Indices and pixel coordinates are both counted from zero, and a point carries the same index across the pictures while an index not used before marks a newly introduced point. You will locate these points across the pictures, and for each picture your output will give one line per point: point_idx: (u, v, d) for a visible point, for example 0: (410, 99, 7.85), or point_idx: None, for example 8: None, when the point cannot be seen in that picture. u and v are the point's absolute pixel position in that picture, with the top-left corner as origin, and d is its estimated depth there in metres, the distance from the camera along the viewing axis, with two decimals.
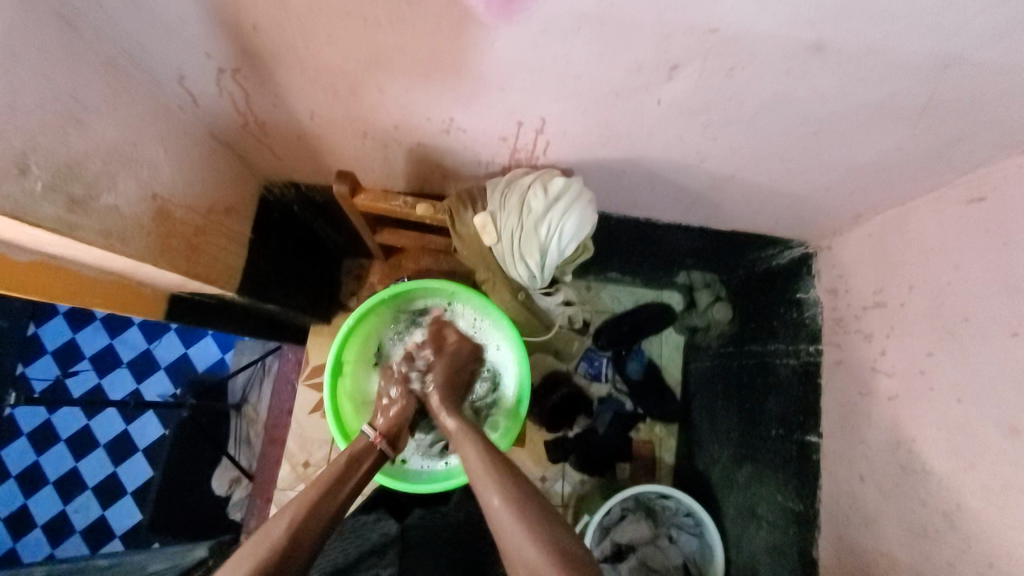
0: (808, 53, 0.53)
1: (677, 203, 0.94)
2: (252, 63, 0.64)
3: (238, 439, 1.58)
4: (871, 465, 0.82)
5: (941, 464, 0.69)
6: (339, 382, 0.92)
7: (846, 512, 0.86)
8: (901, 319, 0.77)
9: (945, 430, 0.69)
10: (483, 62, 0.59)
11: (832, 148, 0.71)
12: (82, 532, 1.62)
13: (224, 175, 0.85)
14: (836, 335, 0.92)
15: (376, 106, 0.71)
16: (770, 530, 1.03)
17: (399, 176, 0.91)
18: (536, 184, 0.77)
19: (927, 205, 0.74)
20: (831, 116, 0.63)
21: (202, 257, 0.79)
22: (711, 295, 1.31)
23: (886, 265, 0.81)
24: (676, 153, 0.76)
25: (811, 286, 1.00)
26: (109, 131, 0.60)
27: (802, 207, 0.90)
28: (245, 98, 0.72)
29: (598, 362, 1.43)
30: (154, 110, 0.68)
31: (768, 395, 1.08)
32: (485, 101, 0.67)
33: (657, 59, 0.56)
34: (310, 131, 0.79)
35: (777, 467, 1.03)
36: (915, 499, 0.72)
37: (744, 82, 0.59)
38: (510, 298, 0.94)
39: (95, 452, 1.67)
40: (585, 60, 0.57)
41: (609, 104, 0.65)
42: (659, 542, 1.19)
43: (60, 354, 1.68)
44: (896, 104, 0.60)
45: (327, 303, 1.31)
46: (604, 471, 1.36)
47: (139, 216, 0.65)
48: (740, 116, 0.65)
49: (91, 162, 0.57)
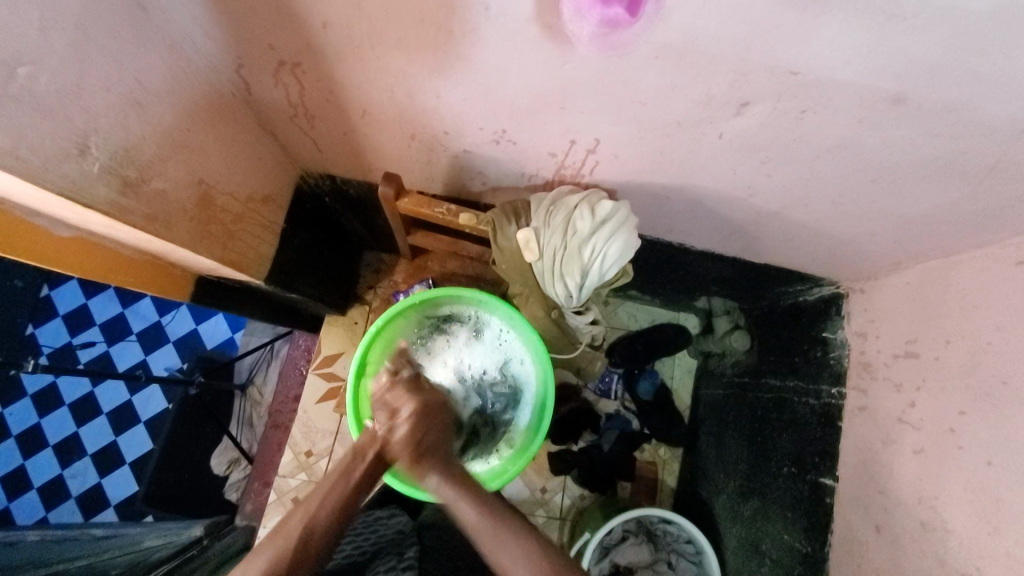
0: (884, 104, 0.53)
1: (714, 232, 0.93)
2: (313, 57, 0.63)
3: (242, 421, 1.58)
4: (888, 516, 0.81)
5: (965, 525, 0.68)
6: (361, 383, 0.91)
7: (857, 559, 0.85)
8: (934, 373, 0.76)
9: (971, 491, 0.68)
10: (550, 80, 0.58)
11: (885, 196, 0.70)
12: (77, 498, 1.61)
13: (266, 163, 0.84)
14: (862, 380, 0.92)
15: (430, 110, 0.70)
16: (774, 567, 1.02)
17: (438, 179, 0.90)
18: (584, 205, 0.76)
19: (973, 260, 0.73)
20: (892, 166, 0.63)
21: (238, 244, 0.78)
22: (730, 323, 1.31)
23: (923, 316, 0.80)
24: (726, 186, 0.75)
25: (839, 327, 0.99)
26: (165, 116, 0.59)
27: (842, 249, 0.89)
28: (298, 91, 0.71)
29: (609, 379, 1.41)
30: (208, 95, 0.68)
31: (782, 432, 1.06)
32: (543, 118, 0.66)
33: (727, 95, 0.56)
34: (358, 129, 0.78)
35: (787, 506, 1.01)
36: (934, 559, 0.71)
37: (814, 124, 0.58)
38: (544, 315, 0.94)
39: (97, 420, 1.67)
40: (656, 88, 0.57)
41: (669, 132, 0.64)
42: (658, 567, 1.17)
43: (72, 318, 1.69)
44: (963, 162, 0.59)
45: (345, 296, 1.31)
46: (605, 489, 1.35)
47: (183, 201, 0.64)
48: (799, 156, 0.64)
49: (146, 146, 0.57)
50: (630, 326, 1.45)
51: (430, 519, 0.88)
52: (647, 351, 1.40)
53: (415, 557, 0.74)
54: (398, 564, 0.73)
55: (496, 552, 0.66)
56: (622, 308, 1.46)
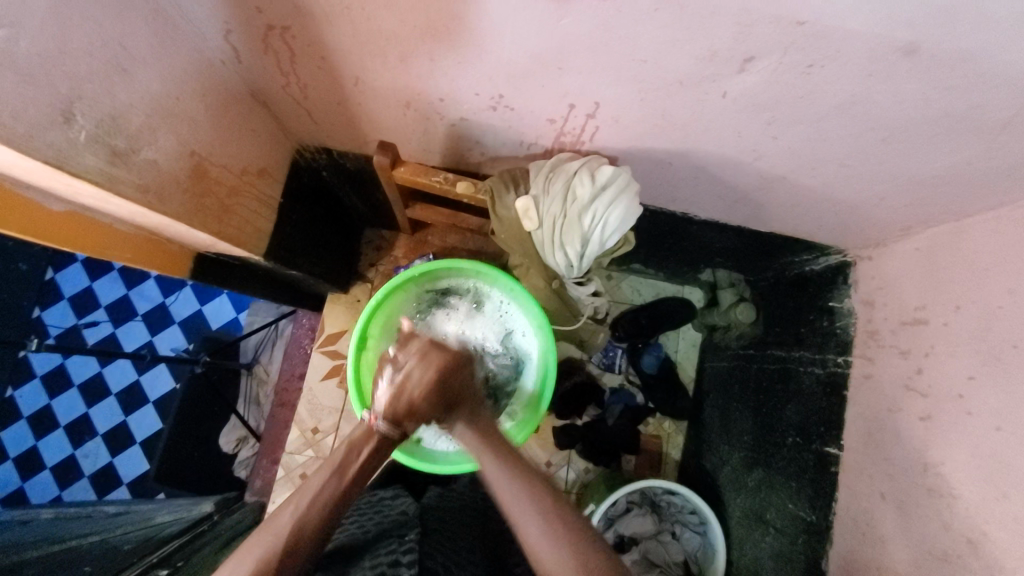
0: (897, 56, 0.50)
1: (719, 200, 0.91)
2: (302, 20, 0.61)
3: (248, 400, 1.60)
4: (893, 483, 0.81)
5: (972, 490, 0.67)
6: (362, 355, 0.90)
7: (860, 527, 0.86)
8: (942, 339, 0.75)
9: (979, 456, 0.67)
10: (548, 39, 0.56)
11: (895, 157, 0.68)
12: (89, 477, 1.64)
13: (260, 136, 0.83)
14: (868, 348, 0.91)
15: (424, 75, 0.68)
16: (777, 535, 1.03)
17: (436, 151, 0.88)
18: (583, 170, 0.74)
19: (985, 223, 0.71)
20: (903, 125, 0.61)
21: (234, 219, 0.77)
22: (735, 295, 1.27)
23: (932, 281, 0.79)
24: (729, 150, 0.73)
25: (846, 295, 0.97)
26: (152, 83, 0.58)
27: (850, 215, 0.87)
28: (289, 59, 0.69)
29: (612, 353, 1.41)
30: (197, 63, 0.66)
31: (788, 403, 1.06)
32: (541, 80, 0.64)
33: (732, 50, 0.54)
34: (352, 97, 0.77)
35: (791, 475, 1.02)
36: (938, 524, 0.71)
37: (822, 81, 0.56)
38: (544, 286, 0.93)
39: (107, 400, 1.70)
40: (657, 44, 0.54)
41: (671, 92, 0.62)
42: (662, 537, 1.18)
43: (77, 301, 1.70)
44: (979, 116, 0.56)
45: (346, 273, 1.30)
46: (610, 462, 1.35)
47: (176, 173, 0.63)
48: (806, 115, 0.62)
49: (133, 114, 0.56)
50: (634, 300, 1.44)
51: (435, 500, 0.88)
52: (651, 326, 1.38)
53: (416, 540, 0.71)
54: (399, 547, 0.70)
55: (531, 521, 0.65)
56: (626, 282, 1.45)
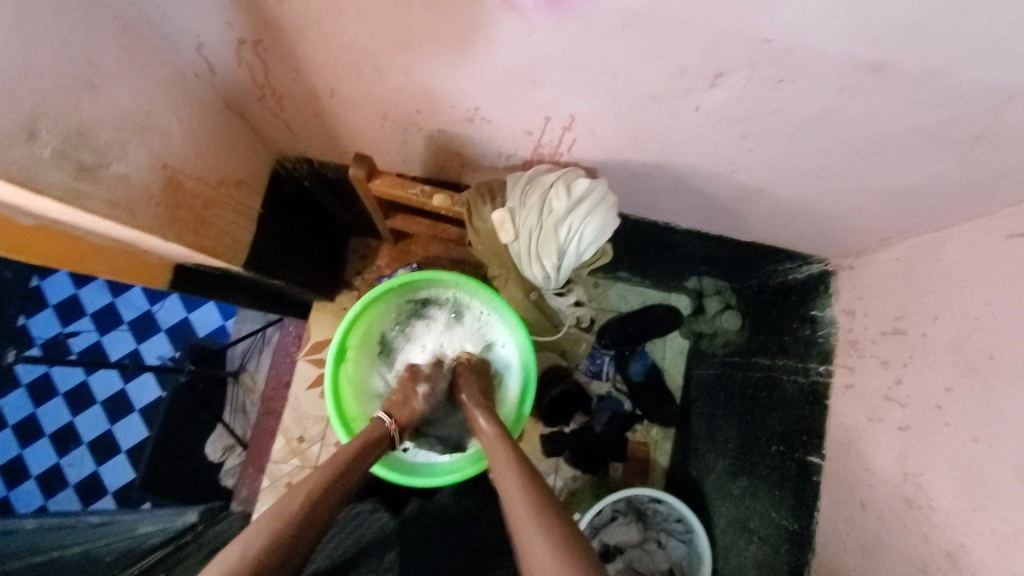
0: (865, 72, 0.50)
1: (700, 211, 0.91)
2: (275, 34, 0.61)
3: (234, 408, 1.59)
4: (873, 493, 0.81)
5: (949, 501, 0.67)
6: (340, 368, 0.91)
7: (843, 536, 0.86)
8: (920, 350, 0.76)
9: (956, 468, 0.67)
10: (521, 54, 0.56)
11: (870, 170, 0.68)
12: (75, 486, 1.63)
13: (238, 147, 0.82)
14: (849, 358, 0.91)
15: (400, 88, 0.68)
16: (761, 545, 1.02)
17: (416, 161, 0.88)
18: (560, 183, 0.74)
19: (961, 235, 0.71)
20: (877, 139, 0.61)
21: (211, 230, 0.76)
22: (721, 302, 1.29)
23: (910, 292, 0.79)
24: (707, 163, 0.73)
25: (828, 305, 0.98)
26: (123, 97, 0.58)
27: (829, 226, 0.87)
28: (264, 71, 0.69)
29: (600, 360, 1.41)
30: (171, 76, 0.66)
31: (771, 411, 1.07)
32: (516, 93, 0.64)
33: (702, 65, 0.54)
34: (329, 109, 0.76)
35: (774, 484, 1.02)
36: (917, 535, 0.71)
37: (794, 96, 0.56)
38: (522, 299, 0.93)
39: (93, 408, 1.69)
40: (628, 59, 0.54)
41: (645, 107, 0.62)
42: (646, 546, 1.18)
43: (63, 309, 1.69)
44: (950, 131, 0.57)
45: (333, 281, 1.30)
46: (596, 470, 1.35)
47: (148, 187, 0.63)
48: (780, 129, 0.62)
49: (103, 129, 0.55)
50: (621, 307, 1.44)
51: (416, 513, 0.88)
52: (639, 333, 1.38)
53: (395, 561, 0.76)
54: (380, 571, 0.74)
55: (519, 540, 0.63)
56: (612, 290, 1.45)
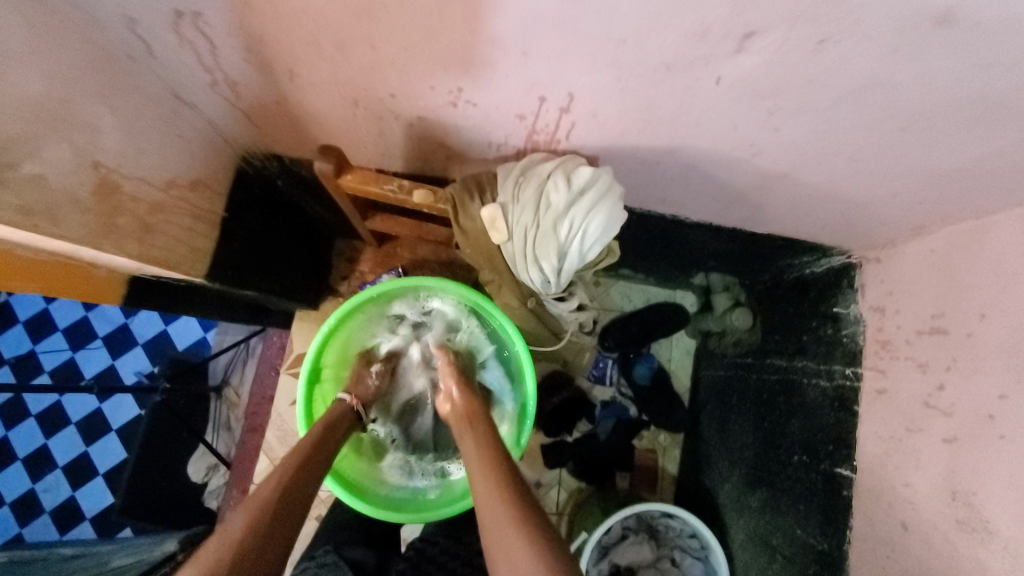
0: (927, 26, 0.42)
1: (712, 201, 0.83)
2: (216, 4, 0.52)
3: (217, 425, 1.50)
4: (916, 511, 0.73)
5: (1012, 526, 0.59)
6: (320, 386, 0.83)
7: (881, 558, 0.77)
8: (967, 351, 0.67)
9: (1019, 487, 0.59)
10: (509, 19, 0.47)
11: (912, 148, 0.59)
12: (51, 513, 1.53)
13: (192, 143, 0.73)
14: (880, 359, 0.82)
15: (369, 68, 0.59)
16: (786, 564, 0.94)
17: (395, 155, 0.79)
18: (558, 173, 0.66)
19: (1014, 220, 0.63)
20: (927, 110, 0.52)
21: (161, 239, 0.67)
22: (730, 299, 1.20)
23: (952, 287, 0.71)
24: (724, 147, 0.65)
25: (853, 301, 0.89)
26: (32, 83, 0.48)
27: (856, 214, 0.79)
28: (211, 52, 0.59)
29: (603, 365, 1.31)
30: (100, 59, 0.56)
31: (791, 417, 0.98)
32: (504, 70, 0.55)
33: (727, 25, 0.45)
34: (292, 96, 0.67)
35: (799, 498, 0.94)
36: (973, 562, 0.63)
37: (835, 60, 0.47)
38: (519, 305, 0.82)
39: (66, 430, 1.58)
40: (637, 20, 0.45)
41: (656, 80, 0.53)
42: (661, 565, 1.08)
43: (32, 325, 1.59)
44: (1019, 98, 0.48)
45: (315, 289, 1.21)
46: (603, 482, 1.27)
47: (75, 190, 0.54)
48: (813, 103, 0.53)
49: (6, 121, 0.46)
50: (624, 306, 1.35)
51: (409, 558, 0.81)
52: (643, 334, 1.30)
53: None
54: None
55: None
56: (615, 287, 1.35)
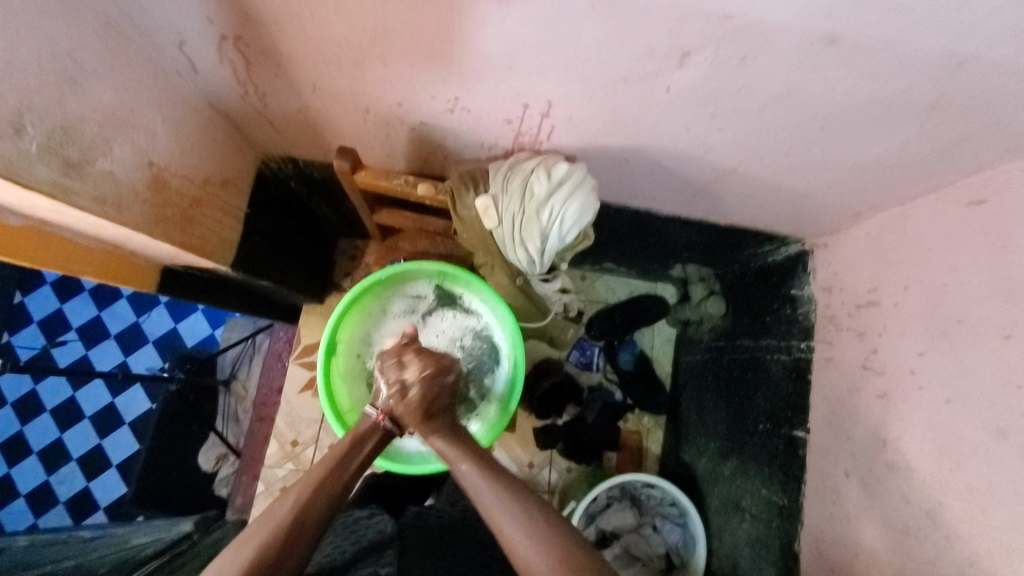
0: (821, 46, 0.53)
1: (677, 194, 0.94)
2: (254, 29, 0.63)
3: (226, 417, 1.57)
4: (856, 461, 0.83)
5: (927, 461, 0.70)
6: (332, 362, 0.93)
7: (829, 507, 0.88)
8: (894, 318, 0.78)
9: (932, 428, 0.69)
10: (496, 40, 0.58)
11: (836, 144, 0.71)
12: (66, 503, 1.60)
13: (221, 147, 0.83)
14: (828, 332, 0.93)
15: (379, 80, 0.69)
16: (753, 521, 1.05)
17: (400, 156, 0.90)
18: (540, 168, 0.77)
19: (926, 205, 0.74)
20: (840, 111, 0.63)
21: (198, 229, 0.77)
22: (705, 289, 1.32)
23: (882, 264, 0.82)
24: (681, 145, 0.76)
25: (806, 283, 1.01)
26: (106, 95, 0.59)
27: (802, 204, 0.90)
28: (246, 68, 0.70)
29: (590, 352, 1.42)
30: (153, 74, 0.67)
31: (757, 390, 1.09)
32: (493, 81, 0.66)
33: (669, 45, 0.56)
34: (311, 105, 0.78)
35: (763, 461, 1.05)
36: (899, 497, 0.73)
37: (758, 71, 0.58)
38: (508, 284, 0.96)
39: (82, 423, 1.67)
40: (598, 41, 0.57)
41: (618, 89, 0.64)
42: (642, 530, 1.18)
43: (48, 324, 1.67)
44: (906, 101, 0.59)
45: (321, 284, 1.31)
46: (591, 459, 1.36)
47: (134, 183, 0.64)
48: (748, 107, 0.65)
49: (87, 125, 0.56)
50: (608, 298, 1.46)
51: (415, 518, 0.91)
52: (626, 322, 1.39)
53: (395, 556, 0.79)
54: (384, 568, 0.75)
55: (501, 509, 0.69)
56: (599, 281, 1.46)
